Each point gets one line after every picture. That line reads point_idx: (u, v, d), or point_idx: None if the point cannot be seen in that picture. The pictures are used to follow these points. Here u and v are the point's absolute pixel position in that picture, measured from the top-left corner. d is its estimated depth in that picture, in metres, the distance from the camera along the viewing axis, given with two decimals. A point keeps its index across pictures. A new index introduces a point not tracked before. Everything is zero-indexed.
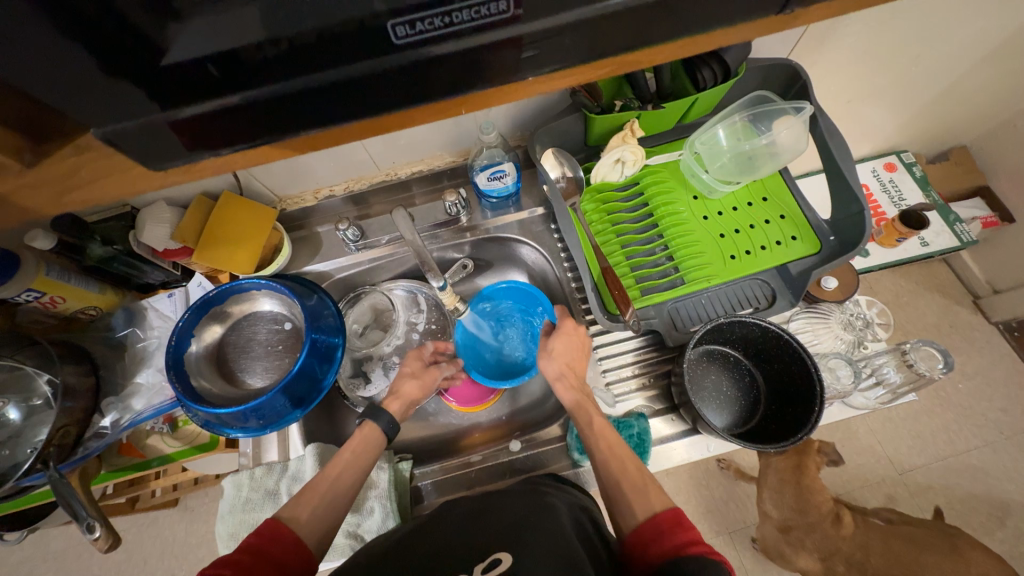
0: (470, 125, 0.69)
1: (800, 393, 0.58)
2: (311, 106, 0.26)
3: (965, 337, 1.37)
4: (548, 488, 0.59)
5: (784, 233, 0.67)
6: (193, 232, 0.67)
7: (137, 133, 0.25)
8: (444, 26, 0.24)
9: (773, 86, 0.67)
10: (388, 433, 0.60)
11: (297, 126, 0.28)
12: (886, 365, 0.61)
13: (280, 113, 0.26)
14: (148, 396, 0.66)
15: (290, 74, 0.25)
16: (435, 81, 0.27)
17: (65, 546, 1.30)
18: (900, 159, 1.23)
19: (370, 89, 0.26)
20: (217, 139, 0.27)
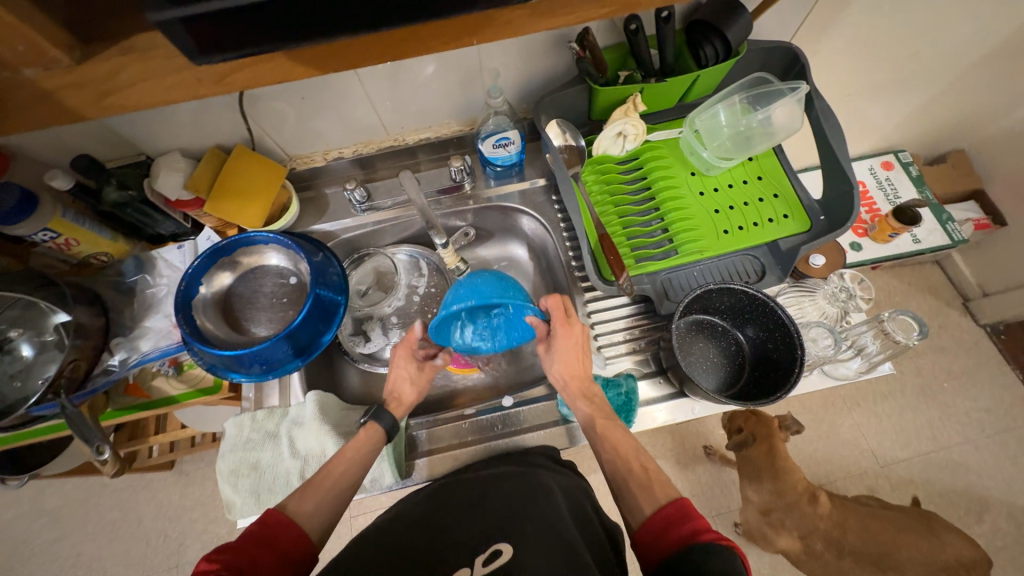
0: (477, 93, 0.72)
1: (782, 358, 0.61)
2: (335, 8, 0.29)
3: (952, 338, 1.40)
4: (543, 468, 0.61)
5: (776, 211, 0.70)
6: (206, 182, 0.69)
7: (174, 29, 0.27)
8: None
9: (772, 68, 0.70)
10: (390, 432, 0.58)
11: (320, 27, 0.30)
12: (864, 335, 0.63)
13: (306, 14, 0.29)
14: (155, 338, 0.68)
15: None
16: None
17: (61, 504, 1.32)
18: (898, 158, 1.25)
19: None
20: (245, 37, 0.29)
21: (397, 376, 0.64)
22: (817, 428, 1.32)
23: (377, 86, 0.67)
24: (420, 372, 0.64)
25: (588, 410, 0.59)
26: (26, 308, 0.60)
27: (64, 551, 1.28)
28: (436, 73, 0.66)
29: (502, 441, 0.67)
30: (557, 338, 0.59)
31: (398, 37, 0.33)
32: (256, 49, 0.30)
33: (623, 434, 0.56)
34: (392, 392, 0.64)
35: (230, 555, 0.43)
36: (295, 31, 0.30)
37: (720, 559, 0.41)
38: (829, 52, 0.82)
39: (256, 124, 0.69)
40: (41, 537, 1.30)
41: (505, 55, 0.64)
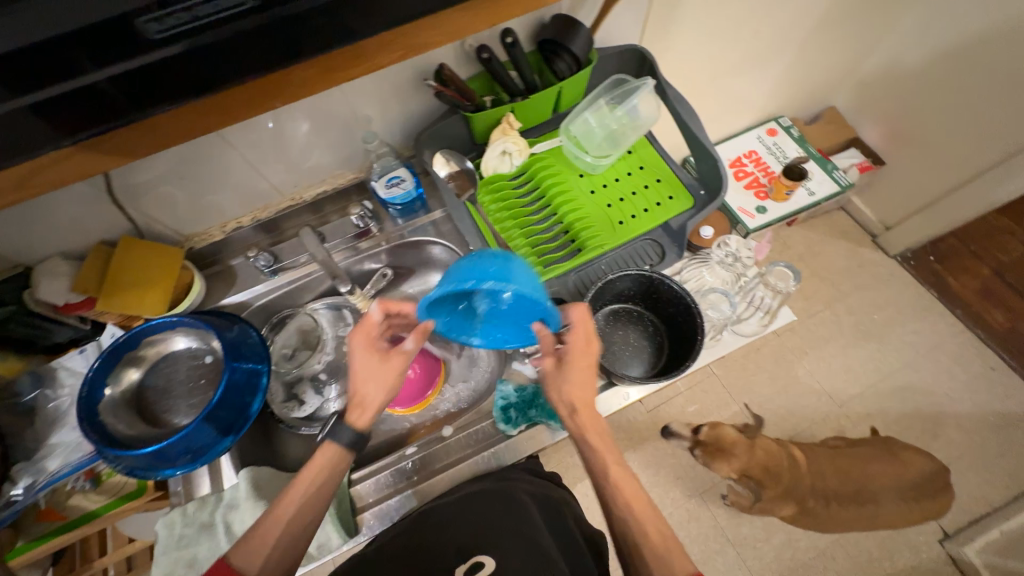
0: (357, 141, 0.73)
1: (689, 329, 0.64)
2: (120, 90, 0.34)
3: (872, 274, 1.51)
4: (515, 482, 0.60)
5: (662, 195, 0.75)
6: (94, 279, 0.67)
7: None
8: (191, 17, 0.32)
9: (627, 69, 0.76)
10: (353, 447, 0.57)
11: (117, 109, 0.35)
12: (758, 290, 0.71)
13: (98, 98, 0.34)
14: (64, 454, 0.63)
15: (92, 68, 0.32)
16: (232, 61, 0.36)
17: None
18: (780, 124, 1.36)
19: (171, 71, 0.35)
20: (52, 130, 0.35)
21: (362, 374, 0.58)
22: (774, 384, 1.33)
23: (256, 151, 0.68)
24: (384, 361, 0.59)
25: (596, 443, 0.57)
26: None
27: None
28: (312, 130, 0.68)
29: (447, 471, 0.65)
30: (572, 359, 0.57)
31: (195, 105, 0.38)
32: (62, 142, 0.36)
33: (635, 484, 0.55)
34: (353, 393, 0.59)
35: None
36: (131, 104, 0.35)
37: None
38: (679, 45, 0.89)
39: (139, 211, 0.68)
40: None
41: (372, 100, 0.67)
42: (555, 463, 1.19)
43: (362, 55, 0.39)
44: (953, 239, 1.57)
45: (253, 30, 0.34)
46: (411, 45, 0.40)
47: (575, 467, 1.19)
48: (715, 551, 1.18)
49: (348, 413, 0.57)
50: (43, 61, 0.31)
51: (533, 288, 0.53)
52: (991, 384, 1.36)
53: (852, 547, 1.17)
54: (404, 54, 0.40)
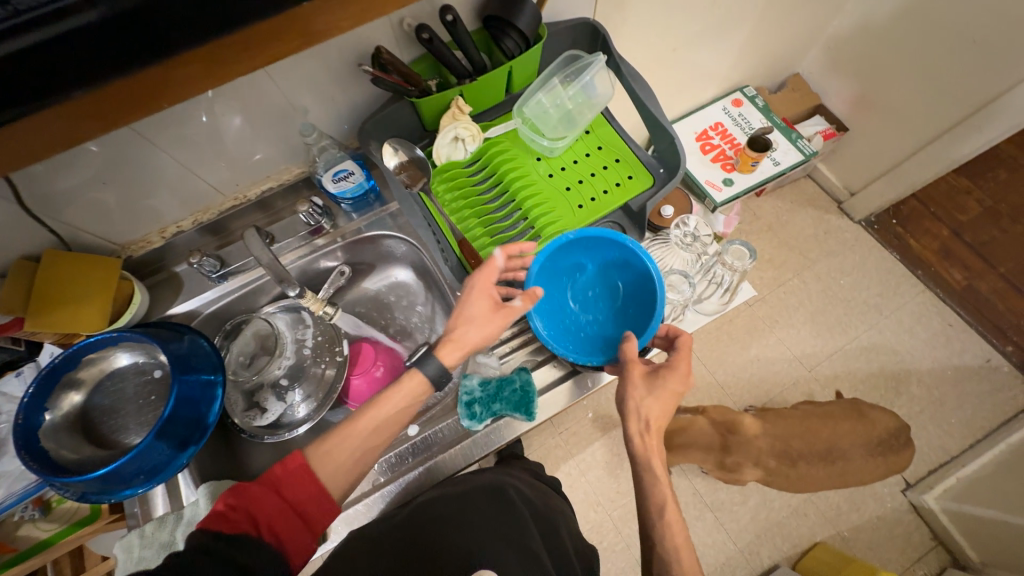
0: (298, 134, 0.69)
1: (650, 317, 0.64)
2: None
3: (838, 240, 1.53)
4: (510, 480, 0.63)
5: (621, 175, 0.73)
6: (20, 298, 0.62)
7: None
8: (21, 12, 0.26)
9: (580, 44, 0.73)
10: (436, 383, 0.58)
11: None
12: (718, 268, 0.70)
13: None
14: (6, 485, 0.59)
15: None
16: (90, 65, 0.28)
17: None
18: (744, 94, 1.35)
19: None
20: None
21: (472, 314, 0.59)
22: (746, 352, 1.39)
23: (186, 150, 0.63)
24: (492, 310, 0.60)
25: (653, 467, 0.58)
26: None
27: None
28: (246, 124, 0.64)
29: (414, 471, 0.63)
30: (669, 383, 0.58)
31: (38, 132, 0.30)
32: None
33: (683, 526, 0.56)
34: (450, 332, 0.59)
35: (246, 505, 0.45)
36: None
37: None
38: (635, 17, 0.86)
39: (63, 223, 0.63)
40: None
41: (307, 90, 0.62)
42: (536, 445, 1.21)
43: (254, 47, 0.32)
44: (916, 202, 1.60)
45: (106, 24, 0.28)
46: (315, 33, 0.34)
47: (557, 448, 1.20)
48: (693, 517, 1.23)
49: (440, 348, 0.58)
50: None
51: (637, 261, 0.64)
52: (951, 340, 1.40)
53: (821, 502, 1.23)
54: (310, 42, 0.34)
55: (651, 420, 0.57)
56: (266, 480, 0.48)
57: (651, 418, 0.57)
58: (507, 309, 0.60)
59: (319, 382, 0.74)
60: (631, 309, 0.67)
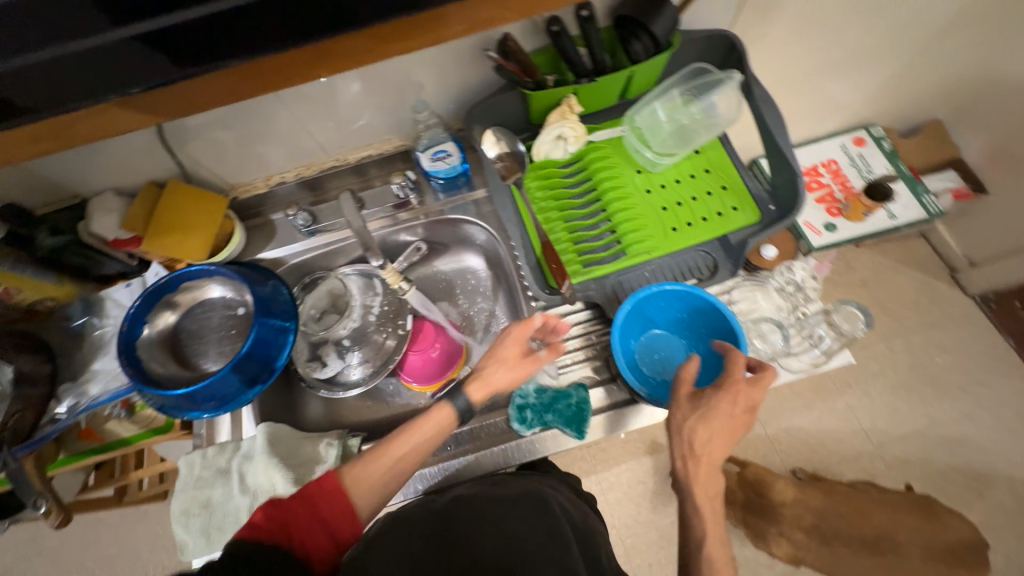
0: (409, 108, 0.70)
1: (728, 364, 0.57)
2: (177, 44, 0.35)
3: (943, 312, 1.32)
4: (552, 491, 0.61)
5: (725, 204, 0.67)
6: (141, 219, 0.68)
7: (35, 67, 0.34)
8: None
9: (711, 58, 0.68)
10: (462, 416, 0.58)
11: (167, 63, 0.36)
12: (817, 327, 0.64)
13: (136, 50, 0.35)
14: (105, 381, 0.67)
15: (154, 13, 0.34)
16: (272, 28, 0.35)
17: (18, 557, 1.24)
18: (869, 133, 1.21)
19: (223, 27, 0.34)
20: (110, 77, 0.36)
21: (504, 357, 0.60)
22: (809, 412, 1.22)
23: (305, 106, 0.66)
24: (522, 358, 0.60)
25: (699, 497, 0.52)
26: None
27: None
28: (363, 91, 0.65)
29: (454, 460, 0.64)
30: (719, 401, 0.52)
31: (248, 68, 0.38)
32: (111, 97, 0.36)
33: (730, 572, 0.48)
34: (481, 367, 0.61)
35: (281, 512, 0.47)
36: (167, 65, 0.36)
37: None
38: (774, 35, 0.79)
39: (188, 157, 0.69)
40: None
41: (428, 67, 0.63)
42: (562, 456, 1.18)
43: (426, 27, 0.38)
44: None
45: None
46: (483, 19, 0.38)
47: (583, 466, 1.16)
48: None
49: (469, 384, 0.59)
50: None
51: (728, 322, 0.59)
52: None
53: None
54: (477, 26, 0.38)
55: (696, 444, 0.52)
56: (298, 494, 0.50)
57: (698, 443, 0.52)
58: (537, 361, 0.62)
59: (377, 349, 0.76)
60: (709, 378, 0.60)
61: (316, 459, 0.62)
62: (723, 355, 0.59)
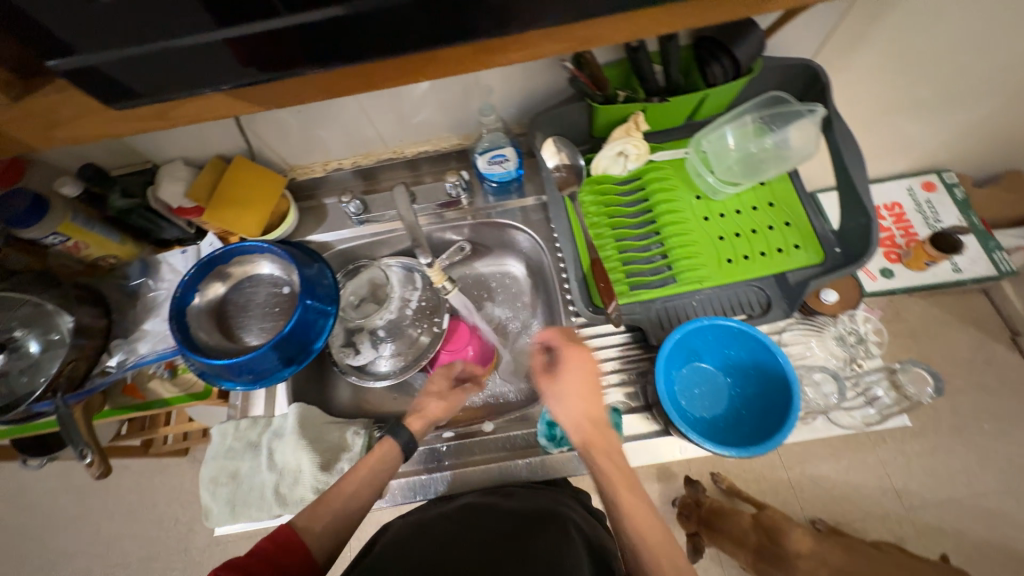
0: (473, 108, 0.70)
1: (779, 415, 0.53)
2: (282, 45, 0.35)
3: (1002, 378, 1.21)
4: (576, 510, 0.59)
5: (787, 240, 0.64)
6: (204, 191, 0.70)
7: (142, 60, 0.34)
8: None
9: (790, 87, 0.65)
10: (405, 448, 0.60)
11: (264, 66, 0.36)
12: (876, 384, 0.61)
13: (234, 53, 0.34)
14: (153, 341, 0.70)
15: (261, 16, 0.33)
16: (380, 35, 0.35)
17: (47, 489, 1.31)
18: (941, 178, 1.14)
19: (332, 33, 0.34)
20: (214, 70, 0.36)
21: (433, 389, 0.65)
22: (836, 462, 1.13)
23: (372, 98, 0.66)
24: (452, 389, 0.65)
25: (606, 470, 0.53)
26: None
27: (50, 545, 1.27)
28: (431, 88, 0.65)
29: (477, 468, 0.64)
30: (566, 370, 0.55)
31: (342, 74, 0.39)
32: (208, 86, 0.37)
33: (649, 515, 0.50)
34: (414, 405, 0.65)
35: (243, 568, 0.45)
36: (267, 62, 0.36)
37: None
38: (858, 69, 0.76)
39: (256, 136, 0.71)
40: (35, 521, 1.29)
41: (499, 71, 0.63)
42: None
43: (523, 42, 0.39)
44: None
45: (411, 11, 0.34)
46: (577, 38, 0.39)
47: None
48: None
49: (407, 418, 0.62)
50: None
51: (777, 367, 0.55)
52: None
53: None
54: (574, 46, 0.39)
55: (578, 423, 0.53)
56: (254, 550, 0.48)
57: (575, 419, 0.54)
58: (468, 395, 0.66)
59: (411, 344, 0.76)
60: (750, 419, 0.57)
61: (342, 447, 0.63)
62: (772, 395, 0.56)
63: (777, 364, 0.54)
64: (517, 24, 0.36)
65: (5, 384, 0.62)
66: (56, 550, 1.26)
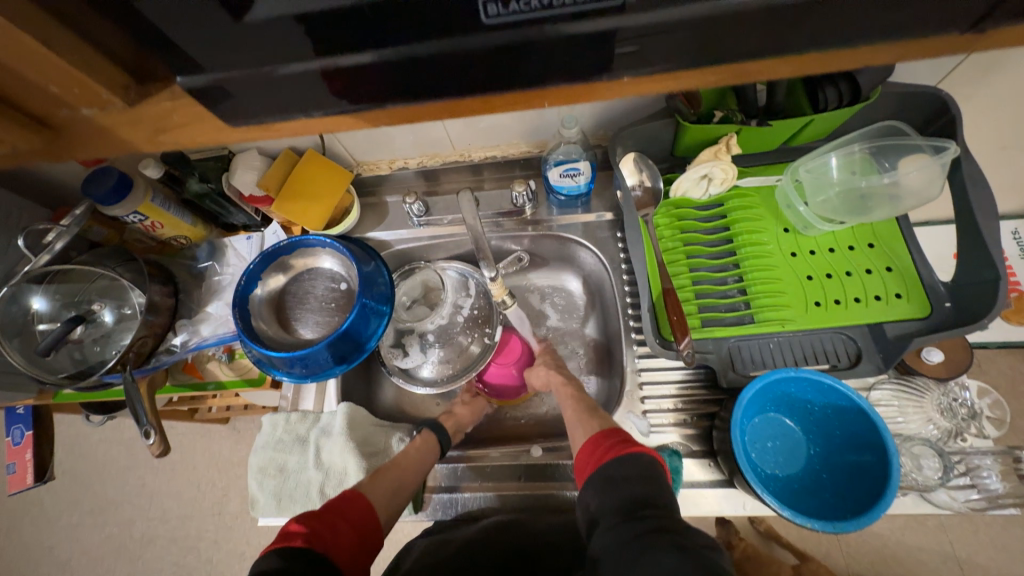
0: (551, 117, 0.67)
1: (873, 489, 0.48)
2: (394, 78, 0.28)
3: None
4: None
5: (887, 288, 0.58)
6: (276, 181, 0.71)
7: (244, 85, 0.29)
8: (540, 7, 0.25)
9: (910, 117, 0.58)
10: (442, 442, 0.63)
11: (363, 97, 0.30)
12: (988, 470, 0.54)
13: (340, 79, 0.28)
14: (214, 325, 0.72)
15: (379, 44, 0.27)
16: (518, 68, 0.28)
17: (101, 439, 1.40)
18: None
19: (454, 67, 0.28)
20: (317, 99, 0.30)
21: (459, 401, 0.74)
22: (908, 536, 0.95)
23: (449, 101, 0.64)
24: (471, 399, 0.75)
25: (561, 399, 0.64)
26: (34, 250, 0.67)
27: (99, 492, 1.35)
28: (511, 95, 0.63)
29: (519, 493, 0.62)
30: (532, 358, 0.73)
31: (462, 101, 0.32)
32: (300, 115, 0.31)
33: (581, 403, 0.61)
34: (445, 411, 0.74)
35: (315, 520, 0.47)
36: (371, 94, 0.29)
37: (642, 462, 0.46)
38: (999, 107, 0.64)
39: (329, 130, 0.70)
40: (88, 468, 1.38)
41: None
42: None
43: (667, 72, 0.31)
44: None
45: (570, 41, 0.26)
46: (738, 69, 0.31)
47: None
48: None
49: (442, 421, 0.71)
50: (330, 30, 0.26)
51: (870, 433, 0.50)
52: None
53: None
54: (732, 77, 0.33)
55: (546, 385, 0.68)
56: (324, 506, 0.49)
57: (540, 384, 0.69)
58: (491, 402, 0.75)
59: (460, 352, 0.75)
60: (834, 486, 0.53)
61: (386, 452, 0.64)
62: (863, 467, 0.51)
63: (875, 429, 0.49)
64: (683, 67, 0.28)
65: (79, 352, 0.64)
66: (103, 498, 1.34)
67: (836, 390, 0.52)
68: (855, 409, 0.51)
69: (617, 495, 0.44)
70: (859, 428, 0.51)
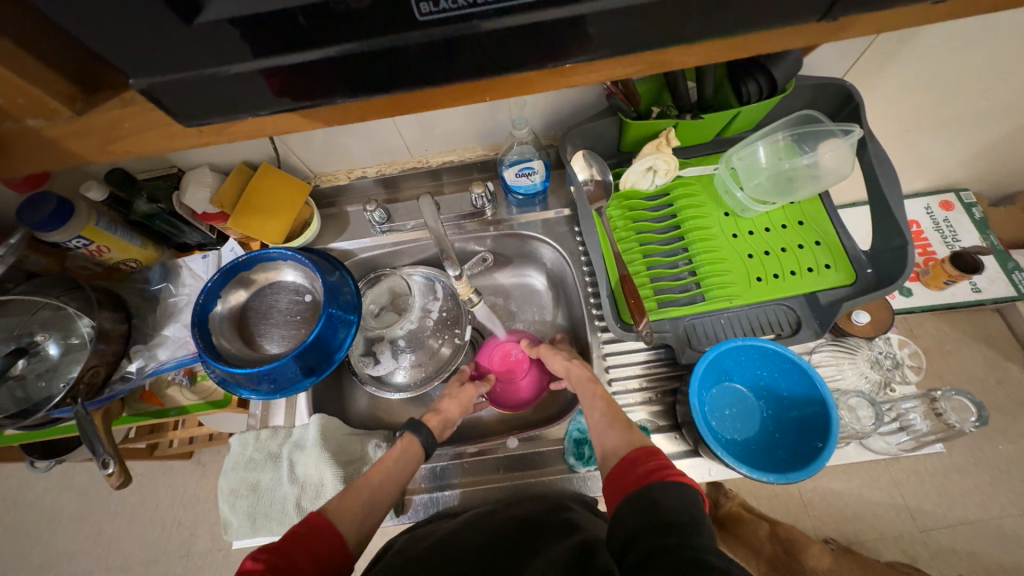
0: (503, 119, 0.70)
1: (817, 439, 0.53)
2: (334, 76, 0.30)
3: None
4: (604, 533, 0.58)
5: (817, 260, 0.64)
6: (231, 198, 0.70)
7: (190, 85, 0.30)
8: (468, 5, 0.27)
9: (822, 106, 0.65)
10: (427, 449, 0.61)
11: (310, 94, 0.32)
12: (913, 412, 0.61)
13: (285, 77, 0.30)
14: (172, 348, 0.70)
15: (319, 43, 0.28)
16: (452, 60, 0.30)
17: (49, 488, 1.29)
18: (959, 198, 1.08)
19: (392, 62, 0.30)
20: (264, 98, 0.31)
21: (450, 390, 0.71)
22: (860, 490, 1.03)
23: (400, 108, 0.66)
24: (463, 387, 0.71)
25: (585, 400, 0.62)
26: None
27: (48, 546, 1.24)
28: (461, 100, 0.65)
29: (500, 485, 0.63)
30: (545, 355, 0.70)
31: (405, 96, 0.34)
32: (249, 113, 0.33)
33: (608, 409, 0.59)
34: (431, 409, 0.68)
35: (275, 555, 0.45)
36: (314, 91, 0.31)
37: (686, 494, 0.44)
38: (897, 95, 0.73)
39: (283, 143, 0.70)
40: (34, 521, 1.27)
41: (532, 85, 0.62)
42: None
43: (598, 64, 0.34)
44: None
45: (500, 35, 0.29)
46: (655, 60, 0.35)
47: None
48: None
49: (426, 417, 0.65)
50: (271, 31, 0.27)
51: (809, 389, 0.55)
52: None
53: None
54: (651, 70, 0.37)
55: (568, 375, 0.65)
56: (285, 535, 0.48)
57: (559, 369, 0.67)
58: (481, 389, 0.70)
59: (431, 355, 0.76)
60: (784, 442, 0.57)
61: (364, 460, 0.62)
62: (807, 422, 0.56)
63: (814, 386, 0.54)
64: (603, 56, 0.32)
65: (21, 390, 0.59)
66: (53, 551, 1.24)
67: (778, 354, 0.56)
68: (795, 370, 0.56)
69: (656, 515, 0.42)
70: (801, 386, 0.56)
